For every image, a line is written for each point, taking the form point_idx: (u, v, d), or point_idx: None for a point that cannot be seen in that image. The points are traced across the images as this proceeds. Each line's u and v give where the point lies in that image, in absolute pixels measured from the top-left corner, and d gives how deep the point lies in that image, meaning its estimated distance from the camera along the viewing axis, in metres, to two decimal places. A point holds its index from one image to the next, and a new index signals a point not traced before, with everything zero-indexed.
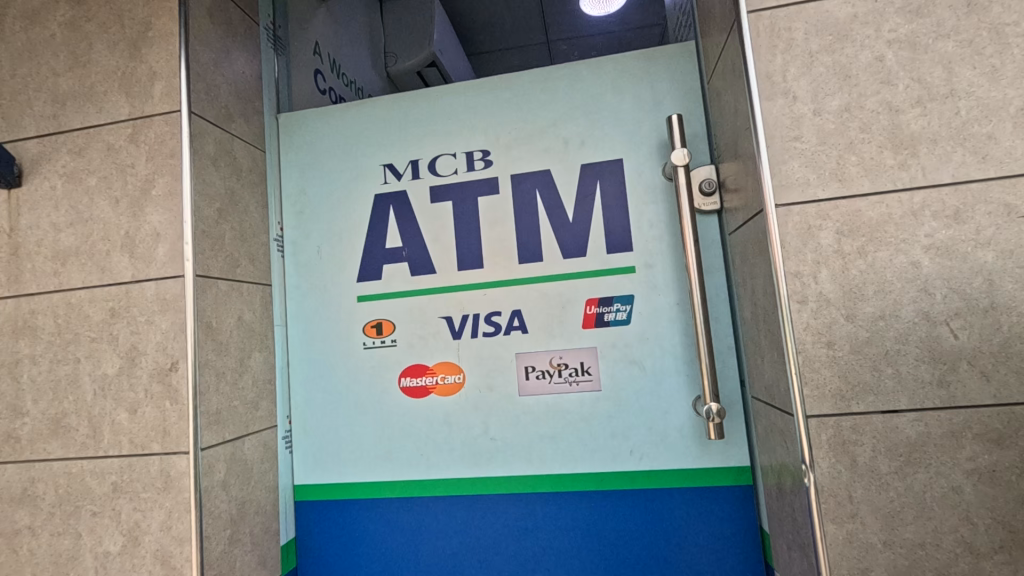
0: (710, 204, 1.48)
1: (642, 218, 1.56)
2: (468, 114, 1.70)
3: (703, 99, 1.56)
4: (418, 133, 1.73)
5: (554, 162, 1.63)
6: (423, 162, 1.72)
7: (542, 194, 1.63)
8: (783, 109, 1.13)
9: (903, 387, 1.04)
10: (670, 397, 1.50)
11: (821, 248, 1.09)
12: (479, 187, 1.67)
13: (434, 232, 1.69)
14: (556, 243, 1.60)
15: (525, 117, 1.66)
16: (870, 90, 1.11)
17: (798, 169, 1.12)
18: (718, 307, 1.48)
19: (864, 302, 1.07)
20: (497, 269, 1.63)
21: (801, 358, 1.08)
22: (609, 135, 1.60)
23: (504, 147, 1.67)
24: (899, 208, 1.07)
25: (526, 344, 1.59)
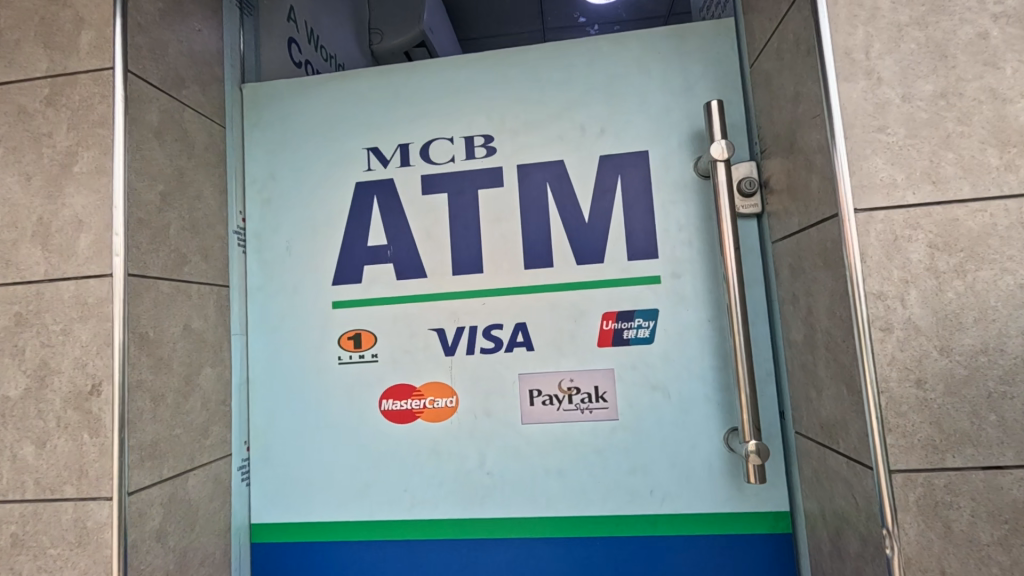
0: (750, 207, 1.28)
1: (670, 220, 1.35)
2: (469, 93, 1.46)
3: (742, 85, 1.35)
4: (409, 113, 1.48)
5: (569, 152, 1.40)
6: (415, 146, 1.47)
7: (553, 188, 1.40)
8: (865, 93, 0.94)
9: (1010, 439, 0.85)
10: (698, 429, 1.29)
11: (910, 264, 0.90)
12: (480, 178, 1.43)
13: (425, 229, 1.44)
14: (569, 247, 1.38)
15: (536, 99, 1.43)
16: (972, 73, 0.91)
17: (882, 167, 0.92)
18: (756, 326, 1.28)
19: (962, 333, 0.87)
20: (499, 275, 1.40)
21: (884, 399, 0.88)
22: (633, 123, 1.38)
23: (510, 133, 1.43)
24: (1006, 218, 0.88)
25: (531, 363, 1.37)
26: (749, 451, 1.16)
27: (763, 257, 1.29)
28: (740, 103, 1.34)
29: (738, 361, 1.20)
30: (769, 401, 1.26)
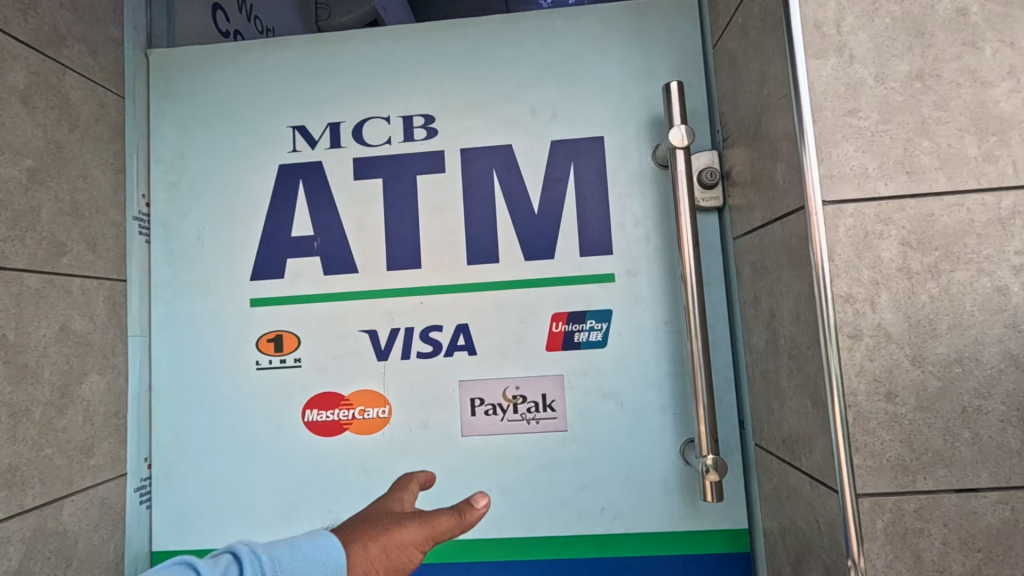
0: (711, 200, 1.18)
1: (625, 213, 1.24)
2: (407, 67, 1.31)
3: (704, 67, 1.25)
4: (339, 88, 1.32)
5: (518, 135, 1.27)
6: (346, 125, 1.31)
7: (499, 175, 1.27)
8: (836, 71, 0.83)
9: (985, 458, 0.77)
10: (653, 441, 1.19)
11: (882, 264, 0.80)
12: (418, 162, 1.28)
13: (357, 218, 1.29)
14: (516, 240, 1.25)
15: (482, 76, 1.29)
16: (950, 53, 0.82)
17: (854, 155, 0.82)
18: (716, 328, 1.19)
19: (935, 341, 0.79)
20: (439, 271, 1.26)
21: (851, 415, 0.79)
22: (588, 105, 1.26)
23: (453, 113, 1.29)
24: (983, 214, 0.80)
25: (473, 369, 1.23)
26: (706, 466, 1.06)
27: (724, 253, 1.20)
28: (702, 87, 1.24)
29: (694, 369, 1.09)
30: (730, 409, 1.17)
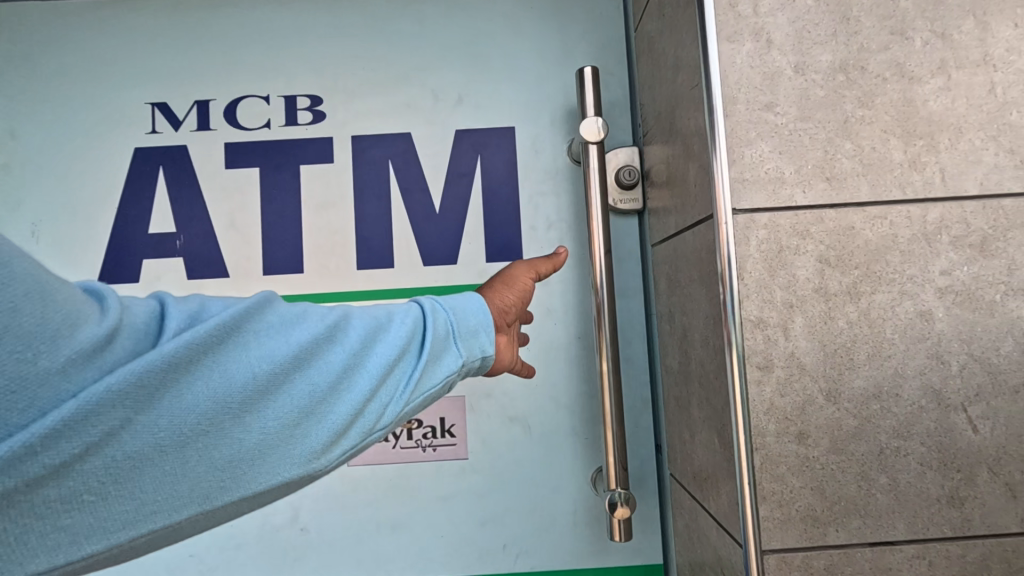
0: (630, 202, 1.06)
1: (537, 213, 1.10)
2: (290, 38, 1.12)
3: (626, 53, 1.12)
4: (209, 60, 1.12)
5: (419, 122, 1.11)
6: (217, 104, 1.12)
7: (396, 167, 1.11)
8: (751, 58, 0.72)
9: (903, 507, 0.68)
10: (562, 470, 1.07)
11: (797, 284, 0.69)
12: (302, 150, 1.11)
13: (228, 214, 1.10)
14: (414, 242, 1.09)
15: (378, 51, 1.12)
16: (877, 43, 0.71)
17: (768, 156, 0.71)
18: (632, 344, 1.08)
19: (852, 373, 0.69)
20: (323, 276, 1.09)
21: (758, 459, 0.68)
22: (497, 91, 1.11)
23: (343, 94, 1.12)
24: (908, 228, 0.70)
25: None
26: (613, 503, 0.94)
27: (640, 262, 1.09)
28: (624, 76, 1.11)
29: (604, 393, 0.97)
30: (645, 434, 1.06)
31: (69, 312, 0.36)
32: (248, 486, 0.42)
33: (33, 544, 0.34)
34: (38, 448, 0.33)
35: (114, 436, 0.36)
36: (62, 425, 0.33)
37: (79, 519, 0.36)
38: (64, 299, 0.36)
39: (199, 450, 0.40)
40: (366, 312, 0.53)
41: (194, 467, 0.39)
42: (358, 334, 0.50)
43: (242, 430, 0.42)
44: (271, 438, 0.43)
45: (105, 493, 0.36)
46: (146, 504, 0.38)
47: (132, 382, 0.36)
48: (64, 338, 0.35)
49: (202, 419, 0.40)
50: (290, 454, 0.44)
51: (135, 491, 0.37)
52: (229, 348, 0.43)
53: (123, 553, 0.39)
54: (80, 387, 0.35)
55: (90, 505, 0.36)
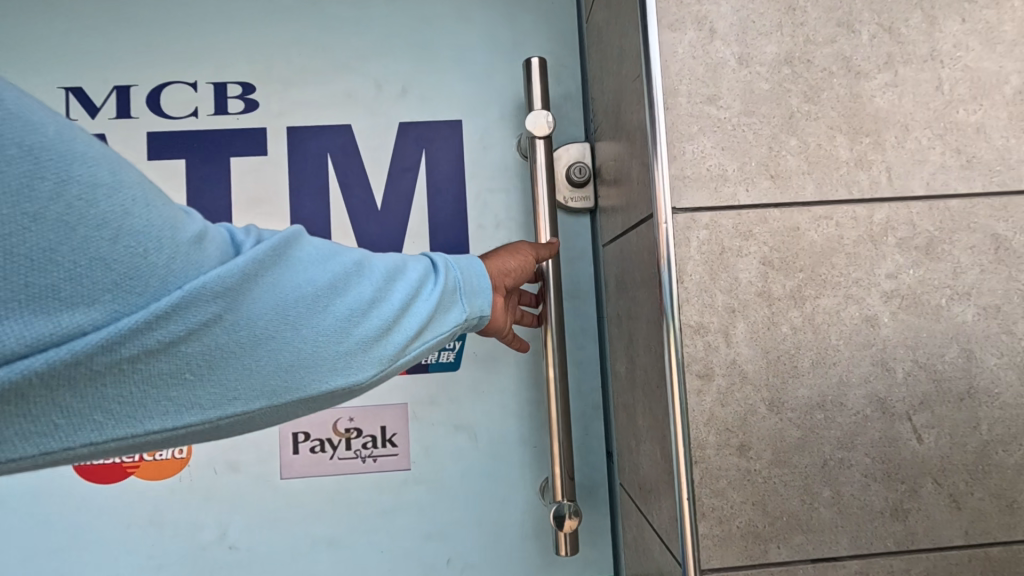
0: (581, 200, 1.01)
1: (486, 211, 1.05)
2: (221, 20, 1.05)
3: (579, 45, 1.08)
4: (131, 42, 1.04)
5: (360, 113, 1.05)
6: (139, 91, 1.03)
7: (336, 161, 1.04)
8: (694, 48, 0.68)
9: (846, 521, 0.65)
10: (510, 479, 1.02)
11: (739, 287, 0.66)
12: (233, 141, 1.04)
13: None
14: (355, 240, 1.03)
15: (316, 37, 1.05)
16: (823, 36, 0.68)
17: (710, 153, 0.67)
18: (583, 347, 1.04)
19: (796, 382, 0.65)
20: None
21: (698, 473, 0.64)
22: (443, 82, 1.06)
23: (279, 81, 1.05)
24: (854, 230, 0.67)
25: None
26: (559, 517, 0.90)
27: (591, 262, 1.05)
28: (576, 68, 1.07)
29: (551, 401, 0.92)
30: (596, 441, 1.02)
31: (169, 220, 0.40)
32: (308, 388, 0.46)
33: (140, 410, 0.39)
34: (146, 326, 0.37)
35: (207, 324, 0.40)
36: (168, 307, 0.38)
37: (177, 393, 0.40)
38: (166, 210, 0.40)
39: (273, 347, 0.44)
40: (400, 258, 0.58)
41: (267, 362, 0.43)
42: (394, 271, 0.54)
43: (306, 336, 0.45)
44: (329, 347, 0.47)
45: (198, 373, 0.40)
46: (228, 388, 0.42)
47: (224, 279, 0.41)
48: (166, 241, 0.39)
49: (274, 320, 0.44)
50: (344, 365, 0.48)
51: (219, 375, 0.41)
52: (297, 265, 0.47)
53: (206, 435, 0.43)
54: (181, 279, 0.39)
55: (185, 382, 0.40)
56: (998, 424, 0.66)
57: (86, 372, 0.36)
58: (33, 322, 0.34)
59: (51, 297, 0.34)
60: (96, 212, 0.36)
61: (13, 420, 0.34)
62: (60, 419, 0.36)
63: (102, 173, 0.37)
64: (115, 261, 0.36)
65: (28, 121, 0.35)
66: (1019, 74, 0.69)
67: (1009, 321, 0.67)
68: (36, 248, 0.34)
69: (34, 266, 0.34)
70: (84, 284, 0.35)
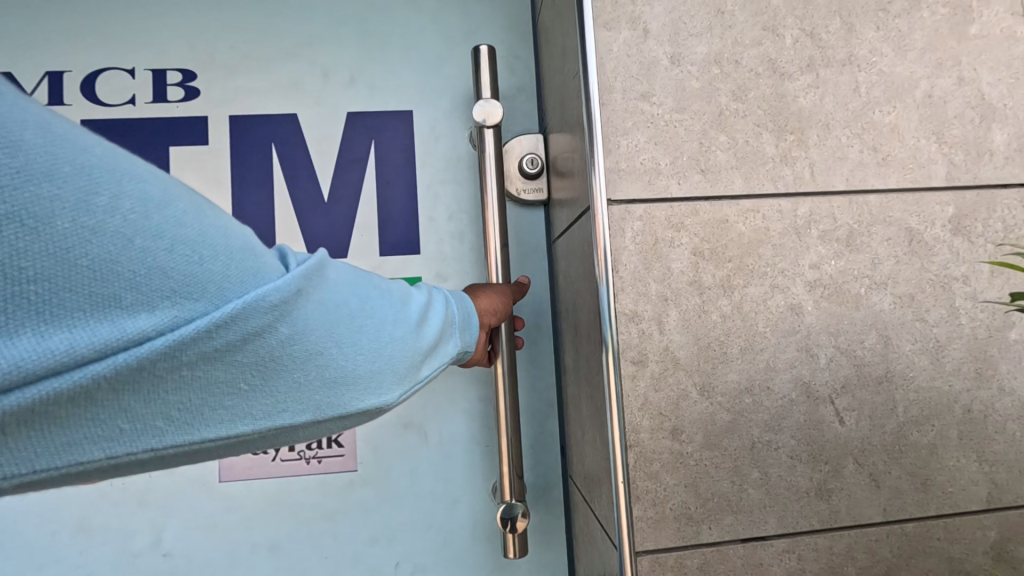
0: (534, 192, 1.02)
1: (436, 205, 1.06)
2: (161, 7, 1.03)
3: (531, 45, 1.10)
4: (68, 27, 1.02)
5: (308, 106, 1.05)
6: (73, 77, 1.01)
7: (281, 153, 1.03)
8: (628, 47, 0.70)
9: (774, 502, 0.67)
10: (459, 481, 1.02)
11: (671, 277, 0.68)
12: (173, 130, 1.02)
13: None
14: (299, 232, 1.02)
15: (264, 29, 1.05)
16: (750, 38, 0.72)
17: (644, 147, 0.69)
18: (536, 343, 1.04)
19: (725, 367, 0.68)
20: None
21: (633, 457, 0.66)
22: (393, 75, 1.07)
23: (222, 70, 1.04)
24: (780, 222, 0.70)
25: None
26: (507, 520, 0.90)
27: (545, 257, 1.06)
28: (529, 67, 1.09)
29: (499, 393, 0.91)
30: (550, 436, 1.03)
31: (223, 229, 0.38)
32: (353, 407, 0.43)
33: (193, 420, 0.35)
34: (206, 333, 0.34)
35: (265, 334, 0.37)
36: (229, 315, 0.35)
37: (230, 405, 0.37)
38: (219, 220, 0.38)
39: (325, 364, 0.41)
40: (422, 289, 0.56)
41: (317, 377, 0.40)
42: (421, 302, 0.53)
43: (354, 353, 0.43)
44: (376, 365, 0.44)
45: (252, 384, 0.37)
46: (278, 402, 0.39)
47: (289, 283, 0.39)
48: (223, 249, 0.37)
49: (328, 331, 0.41)
50: (386, 385, 0.45)
51: (270, 388, 0.38)
52: (341, 281, 0.45)
53: (251, 449, 0.40)
54: (240, 287, 0.37)
55: (238, 392, 0.37)
56: (913, 406, 0.70)
57: (148, 377, 0.33)
58: (96, 328, 0.31)
59: (113, 305, 0.32)
60: (149, 221, 0.33)
61: (76, 423, 0.31)
62: (124, 425, 0.33)
63: (152, 186, 0.35)
64: (174, 268, 0.34)
65: (73, 140, 0.32)
66: (928, 79, 0.74)
67: (922, 309, 0.71)
68: (97, 255, 0.31)
69: (95, 274, 0.31)
70: (144, 291, 0.32)
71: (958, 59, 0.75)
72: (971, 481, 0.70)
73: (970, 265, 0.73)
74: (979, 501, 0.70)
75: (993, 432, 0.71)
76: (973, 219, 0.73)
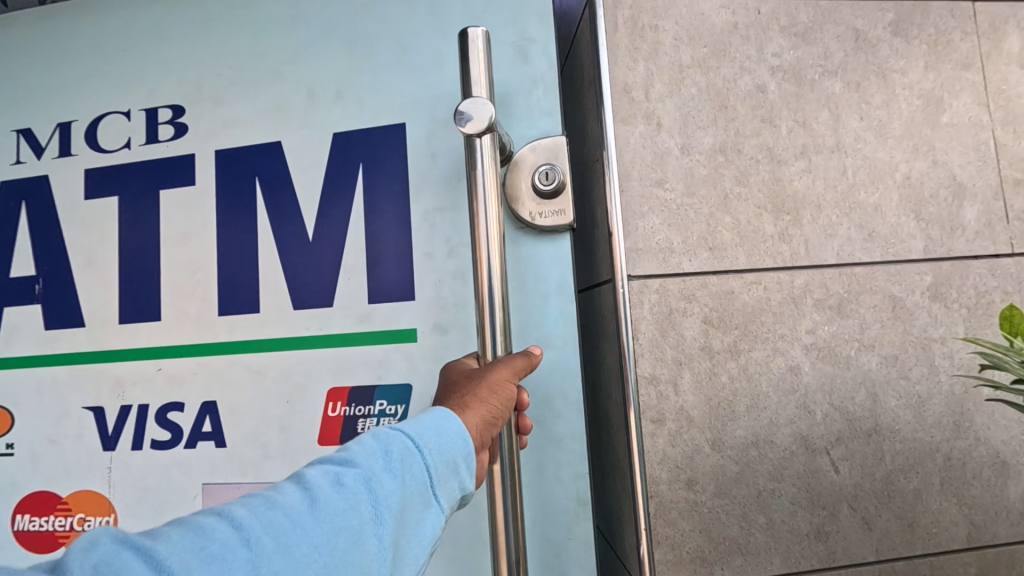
0: (553, 216, 0.79)
1: (432, 235, 0.82)
2: (159, 39, 0.93)
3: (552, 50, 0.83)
4: (83, 78, 0.95)
5: (293, 141, 0.87)
6: (80, 126, 0.94)
7: (268, 194, 0.86)
8: (643, 139, 0.80)
9: (778, 544, 0.76)
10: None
11: (685, 343, 0.77)
12: (163, 173, 0.90)
13: (87, 248, 0.90)
14: (284, 278, 0.84)
15: (255, 55, 0.89)
16: (750, 129, 0.81)
17: (658, 229, 0.78)
18: (558, 414, 0.79)
19: (734, 424, 0.77)
20: (181, 329, 0.86)
21: (653, 506, 0.75)
22: (387, 88, 0.85)
23: (208, 98, 0.90)
24: (779, 292, 0.79)
25: (220, 468, 0.83)
26: None
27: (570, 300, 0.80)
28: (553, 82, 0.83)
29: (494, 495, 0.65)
30: (573, 534, 0.78)
31: None
32: None
33: None
34: None
35: None
36: None
37: None
38: None
39: None
40: (351, 491, 0.44)
41: None
42: (327, 543, 0.41)
43: None
44: None
45: None
46: None
47: None
48: None
49: None
50: None
51: None
52: None
53: None
54: None
55: None
56: (899, 455, 0.79)
57: None
58: None
59: None
60: None
61: None
62: None
63: None
64: None
65: None
66: (906, 163, 0.84)
67: (905, 368, 0.80)
68: None
69: None
70: None
71: (932, 144, 0.85)
72: (952, 522, 0.79)
73: (946, 328, 0.82)
74: (959, 541, 0.79)
75: (971, 478, 0.80)
76: (949, 286, 0.83)
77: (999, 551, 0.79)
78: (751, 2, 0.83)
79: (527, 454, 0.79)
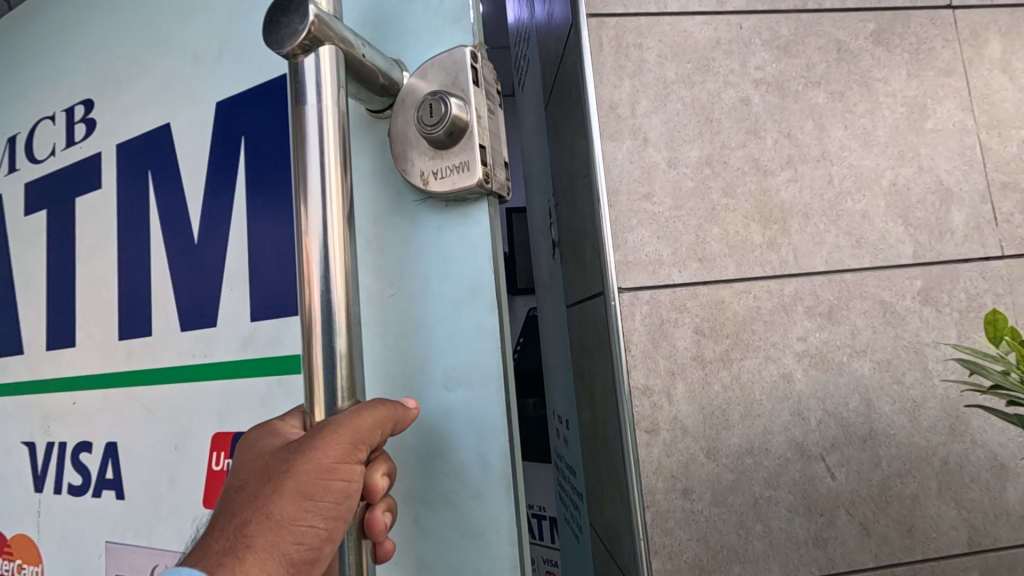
0: (453, 170, 0.49)
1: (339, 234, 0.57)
2: (74, 27, 0.79)
3: None
4: (25, 87, 0.86)
5: (178, 123, 0.66)
6: (22, 138, 0.85)
7: (158, 184, 0.67)
8: (631, 154, 0.82)
9: (776, 551, 0.76)
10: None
11: (677, 353, 0.78)
12: (76, 178, 0.76)
13: (25, 269, 0.80)
14: (170, 289, 0.65)
15: (145, 21, 0.70)
16: (736, 141, 0.83)
17: (648, 241, 0.80)
18: (475, 495, 0.50)
19: (728, 432, 0.77)
20: (90, 356, 0.72)
21: (650, 516, 0.75)
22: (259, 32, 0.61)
23: (109, 85, 0.74)
24: (769, 300, 0.81)
25: (118, 523, 0.67)
26: None
27: (491, 313, 0.51)
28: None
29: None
30: None
31: None
32: None
33: None
34: None
35: None
36: None
37: None
38: None
39: None
40: None
41: None
42: None
43: None
44: None
45: None
46: None
47: None
48: None
49: None
50: None
51: None
52: None
53: None
54: None
55: None
56: (895, 459, 0.79)
57: None
58: None
59: None
60: None
61: None
62: None
63: None
64: None
65: None
66: (892, 170, 0.85)
67: (899, 373, 0.81)
68: None
69: None
70: None
71: (918, 150, 0.86)
72: (951, 526, 0.79)
73: (938, 332, 0.82)
74: (959, 545, 0.79)
75: (969, 481, 0.80)
76: (940, 290, 0.83)
77: (1000, 555, 0.79)
78: (733, 18, 0.86)
79: (431, 536, 0.52)
